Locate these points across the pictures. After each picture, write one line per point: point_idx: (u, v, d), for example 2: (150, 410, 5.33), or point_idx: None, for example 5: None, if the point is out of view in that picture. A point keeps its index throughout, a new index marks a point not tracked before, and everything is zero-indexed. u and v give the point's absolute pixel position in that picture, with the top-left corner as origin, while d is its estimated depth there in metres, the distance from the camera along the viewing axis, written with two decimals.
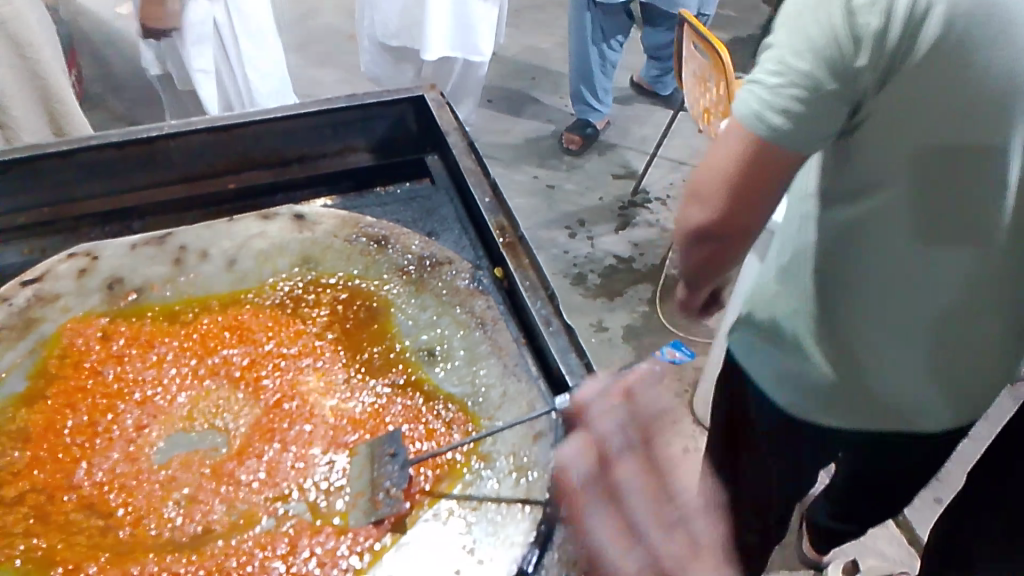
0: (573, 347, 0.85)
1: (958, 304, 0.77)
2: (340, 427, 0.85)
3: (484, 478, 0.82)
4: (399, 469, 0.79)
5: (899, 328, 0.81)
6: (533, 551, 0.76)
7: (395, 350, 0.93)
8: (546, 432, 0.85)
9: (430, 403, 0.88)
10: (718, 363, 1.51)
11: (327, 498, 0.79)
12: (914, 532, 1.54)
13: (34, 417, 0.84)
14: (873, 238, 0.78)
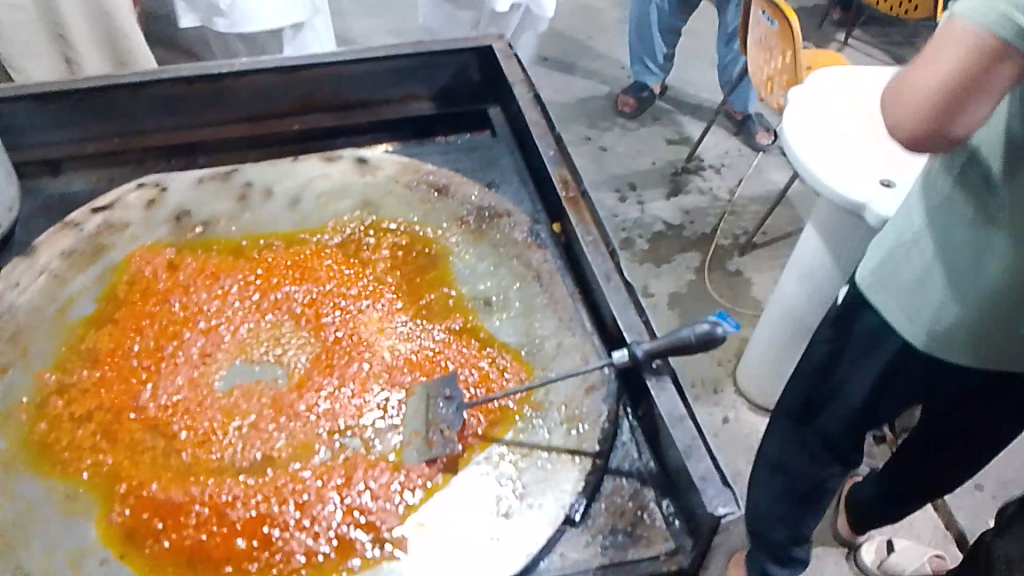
0: (634, 303, 0.85)
1: (1003, 297, 0.87)
2: (397, 367, 0.86)
3: (536, 427, 0.83)
4: (453, 412, 0.81)
5: (947, 313, 0.92)
6: (581, 501, 0.78)
7: (452, 297, 0.93)
8: (599, 385, 0.85)
9: (484, 350, 0.88)
10: (762, 334, 1.51)
11: (383, 435, 0.81)
12: (951, 516, 1.57)
13: (103, 339, 0.87)
14: (945, 220, 0.88)
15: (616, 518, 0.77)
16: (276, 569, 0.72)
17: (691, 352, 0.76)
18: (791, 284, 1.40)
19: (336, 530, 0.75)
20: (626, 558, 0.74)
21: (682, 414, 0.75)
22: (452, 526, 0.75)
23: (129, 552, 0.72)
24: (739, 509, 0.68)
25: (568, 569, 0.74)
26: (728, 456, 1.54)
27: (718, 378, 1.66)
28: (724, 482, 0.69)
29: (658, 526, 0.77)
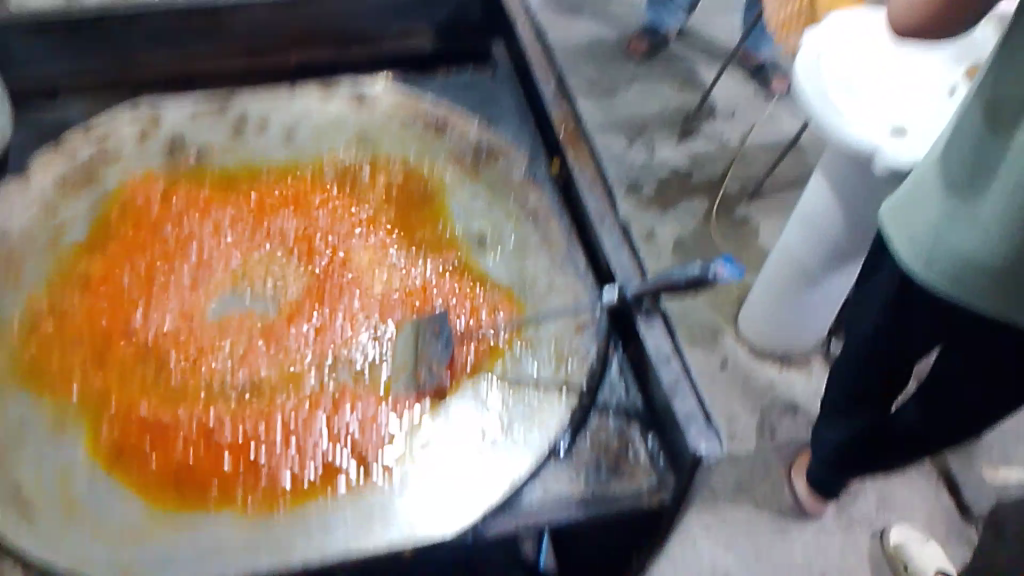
0: (627, 245, 0.84)
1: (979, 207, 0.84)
2: (388, 300, 0.86)
3: (524, 362, 0.83)
4: (443, 347, 0.82)
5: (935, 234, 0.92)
6: (566, 436, 0.78)
7: (446, 234, 0.92)
8: (589, 325, 0.85)
9: (476, 287, 0.88)
10: (767, 282, 1.50)
11: (373, 366, 0.81)
12: None
13: (95, 266, 0.87)
14: (947, 139, 0.90)
15: (601, 453, 0.77)
16: (262, 488, 0.74)
17: (680, 293, 0.75)
18: (795, 232, 1.39)
19: (323, 457, 0.76)
20: (608, 493, 0.75)
21: (669, 353, 0.74)
22: (436, 458, 0.76)
23: (117, 474, 0.74)
24: (721, 446, 0.68)
25: (551, 502, 0.74)
26: (724, 403, 1.54)
27: (717, 323, 1.64)
28: (706, 419, 0.70)
29: (642, 463, 0.77)
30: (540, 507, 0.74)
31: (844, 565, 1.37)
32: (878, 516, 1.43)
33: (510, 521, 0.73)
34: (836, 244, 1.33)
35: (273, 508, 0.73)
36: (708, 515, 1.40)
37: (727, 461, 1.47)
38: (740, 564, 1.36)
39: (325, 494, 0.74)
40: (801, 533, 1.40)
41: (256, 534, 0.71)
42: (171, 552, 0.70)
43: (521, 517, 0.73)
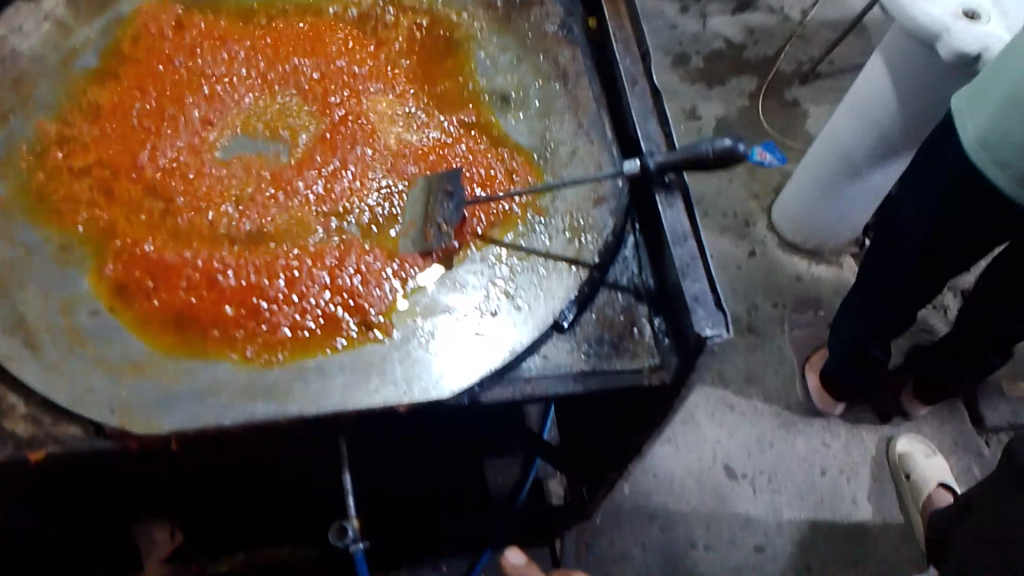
0: (656, 113, 0.79)
1: None
2: (401, 155, 0.83)
3: (536, 231, 0.80)
4: (453, 208, 0.78)
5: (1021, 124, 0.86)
6: (571, 309, 0.76)
7: (469, 88, 0.87)
8: (608, 197, 0.81)
9: (495, 148, 0.84)
10: (808, 170, 1.43)
11: (381, 223, 0.79)
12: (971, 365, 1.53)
13: (104, 94, 0.84)
14: None
15: (605, 329, 0.76)
16: (262, 338, 0.73)
17: (706, 168, 0.69)
18: (845, 117, 1.31)
19: (323, 308, 0.75)
20: (609, 369, 0.74)
21: (686, 233, 0.71)
22: (437, 320, 0.74)
23: (119, 306, 0.73)
24: (728, 333, 0.64)
25: (550, 372, 0.73)
26: (747, 291, 1.52)
27: (750, 211, 1.60)
28: (716, 304, 0.66)
29: (646, 342, 0.75)
30: (538, 376, 0.73)
31: (846, 461, 1.38)
32: (888, 417, 1.42)
33: (508, 388, 0.71)
34: (886, 135, 1.25)
35: (273, 356, 0.72)
36: (712, 395, 1.42)
37: (742, 349, 1.46)
38: (742, 450, 1.37)
39: (327, 350, 0.72)
40: (806, 426, 1.40)
41: (255, 378, 0.70)
42: (168, 393, 0.68)
43: (519, 383, 0.72)
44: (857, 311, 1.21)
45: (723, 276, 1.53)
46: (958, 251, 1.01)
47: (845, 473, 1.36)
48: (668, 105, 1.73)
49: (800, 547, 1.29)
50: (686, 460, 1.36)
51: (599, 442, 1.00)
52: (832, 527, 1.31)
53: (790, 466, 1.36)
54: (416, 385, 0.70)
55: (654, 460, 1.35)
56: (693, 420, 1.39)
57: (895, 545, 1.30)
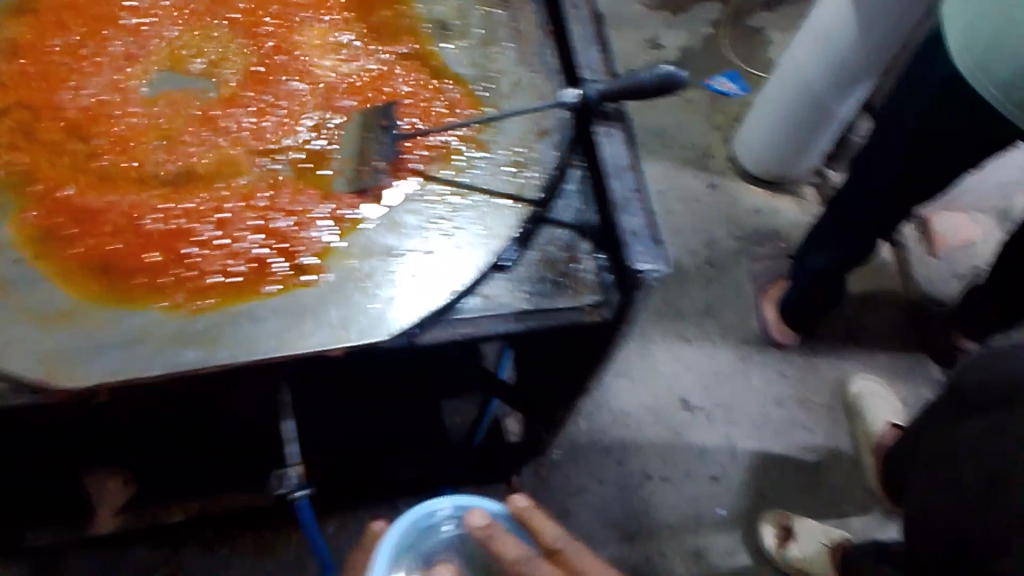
0: (597, 40, 0.79)
1: None
2: (337, 89, 0.80)
3: (478, 166, 0.77)
4: (389, 141, 0.77)
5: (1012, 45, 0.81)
6: (514, 248, 0.75)
7: (409, 19, 0.84)
8: (553, 130, 0.79)
9: (435, 80, 0.81)
10: (767, 101, 1.41)
11: (315, 160, 0.76)
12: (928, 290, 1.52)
13: (23, 29, 0.80)
14: None
15: (546, 268, 0.76)
16: (190, 285, 0.70)
17: (646, 98, 0.67)
18: (806, 44, 1.28)
19: (253, 252, 0.72)
20: (550, 307, 0.73)
21: (625, 165, 0.70)
22: (373, 261, 0.72)
23: (41, 252, 0.70)
24: (666, 268, 0.65)
25: (490, 312, 0.72)
26: (706, 225, 1.51)
27: (710, 144, 1.59)
28: (655, 240, 0.66)
29: (587, 280, 0.75)
30: (479, 316, 0.72)
31: (800, 392, 1.39)
32: (843, 348, 1.44)
33: (447, 329, 0.70)
34: (843, 65, 1.24)
35: (202, 302, 0.69)
36: (669, 329, 1.42)
37: (700, 284, 1.46)
38: (699, 384, 1.38)
39: (259, 296, 0.70)
40: (763, 358, 1.41)
41: (184, 325, 0.67)
42: (94, 343, 0.65)
43: (459, 325, 0.71)
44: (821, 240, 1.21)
45: (683, 210, 1.51)
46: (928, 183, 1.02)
47: (800, 404, 1.38)
48: (630, 35, 1.68)
49: (754, 476, 1.32)
50: (643, 395, 1.36)
51: (546, 377, 1.00)
52: (785, 456, 1.33)
53: (746, 398, 1.38)
54: (352, 327, 0.68)
55: (612, 396, 1.36)
56: (650, 354, 1.40)
57: (847, 472, 1.33)
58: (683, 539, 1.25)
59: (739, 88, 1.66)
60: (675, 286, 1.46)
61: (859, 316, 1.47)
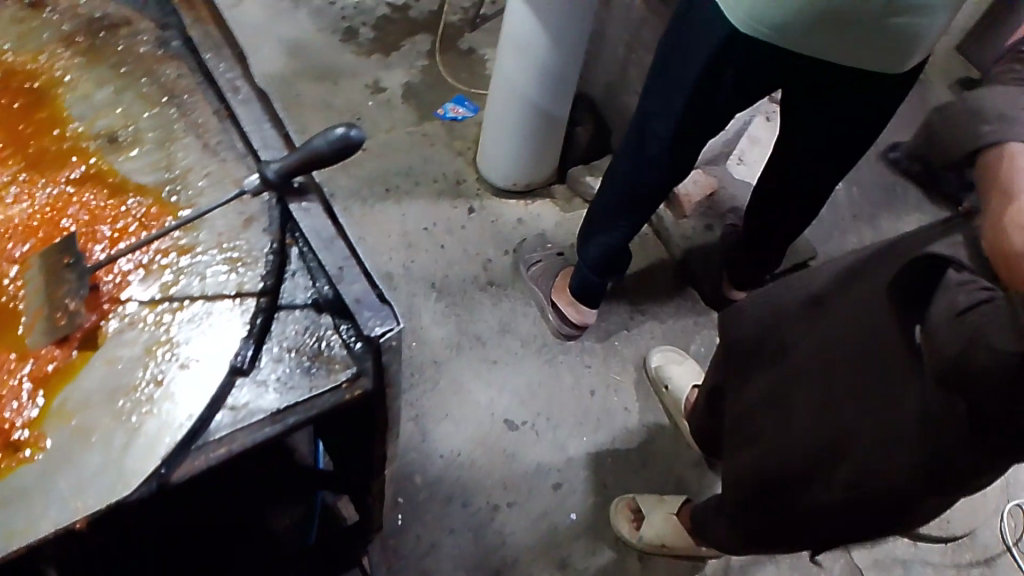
0: (270, 116, 0.80)
1: None
2: (8, 237, 0.74)
3: (189, 274, 0.73)
4: (78, 279, 0.70)
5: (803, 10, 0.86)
6: (249, 347, 0.69)
7: (68, 138, 0.79)
8: (258, 216, 0.76)
9: (117, 198, 0.76)
10: (495, 118, 1.45)
11: (1, 322, 0.69)
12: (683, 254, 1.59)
13: None
14: None
15: (293, 356, 0.70)
16: None
17: (329, 164, 0.68)
18: (510, 58, 1.34)
19: None
20: (306, 397, 0.68)
21: (331, 234, 0.72)
22: (93, 411, 0.65)
23: None
24: (398, 324, 0.66)
25: (243, 422, 0.65)
26: (476, 246, 1.53)
27: (459, 169, 1.62)
28: (381, 300, 0.67)
29: (337, 355, 0.70)
30: (232, 431, 0.65)
31: (607, 375, 1.43)
32: (632, 323, 1.50)
33: (197, 457, 0.63)
34: (550, 68, 1.33)
35: None
36: (473, 357, 1.41)
37: (489, 304, 1.47)
38: (515, 399, 1.38)
39: None
40: (566, 355, 1.44)
41: None
42: None
43: (211, 448, 0.63)
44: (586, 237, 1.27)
45: (451, 240, 1.53)
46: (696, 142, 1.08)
47: (610, 387, 1.42)
48: (350, 85, 1.70)
49: (592, 469, 1.34)
50: (468, 430, 1.34)
51: (343, 451, 0.97)
52: (614, 443, 1.37)
53: (563, 398, 1.40)
54: (88, 494, 0.60)
55: (436, 441, 1.32)
56: (462, 388, 1.38)
57: (670, 436, 1.39)
58: (545, 554, 1.25)
59: (470, 109, 1.72)
60: (466, 312, 1.45)
61: (636, 291, 1.54)
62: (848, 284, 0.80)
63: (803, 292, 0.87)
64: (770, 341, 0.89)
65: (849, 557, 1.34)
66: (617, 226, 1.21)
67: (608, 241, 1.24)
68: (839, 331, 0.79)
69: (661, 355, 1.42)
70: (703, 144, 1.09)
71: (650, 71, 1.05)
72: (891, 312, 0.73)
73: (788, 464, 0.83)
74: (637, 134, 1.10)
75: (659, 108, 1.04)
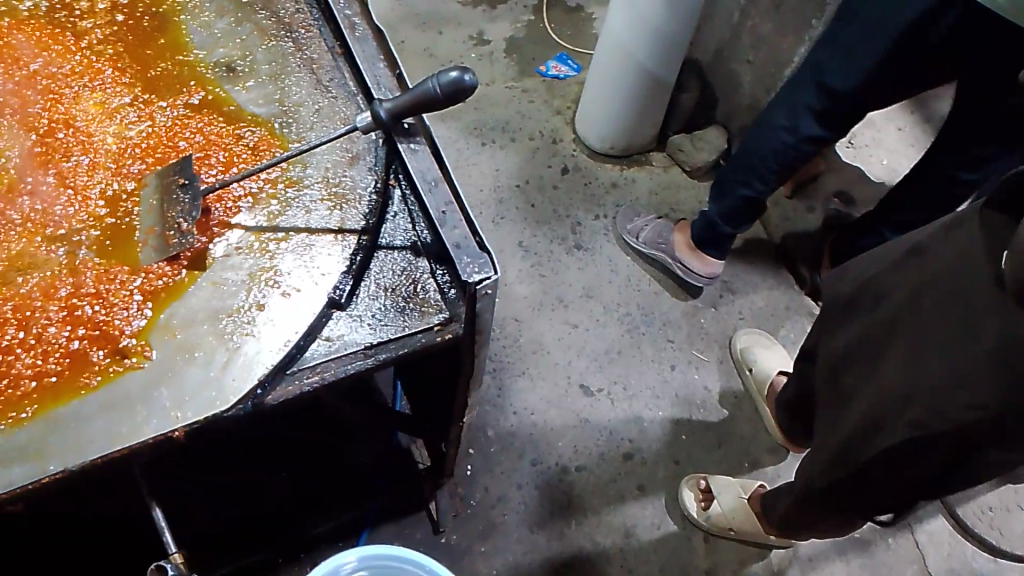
0: (383, 55, 0.79)
1: None
2: (125, 155, 0.76)
3: (293, 206, 0.74)
4: (191, 200, 0.72)
5: None
6: (347, 282, 0.71)
7: (187, 65, 0.81)
8: (363, 155, 0.77)
9: (231, 126, 0.78)
10: (599, 75, 1.43)
11: (114, 235, 0.72)
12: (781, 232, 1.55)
13: None
14: None
15: (387, 296, 0.71)
16: (5, 396, 0.64)
17: (438, 107, 0.68)
18: (619, 21, 1.32)
19: (66, 346, 0.67)
20: (398, 335, 0.69)
21: (436, 178, 0.72)
22: (197, 328, 0.67)
23: None
24: (495, 273, 0.65)
25: (337, 354, 0.68)
26: (568, 208, 1.52)
27: (556, 128, 1.61)
28: (479, 248, 0.67)
29: (430, 298, 0.71)
30: (325, 361, 0.67)
31: (691, 352, 1.41)
32: (721, 301, 1.47)
33: (292, 382, 0.65)
34: (662, 29, 1.29)
35: (20, 413, 0.63)
36: (554, 317, 1.41)
37: (576, 268, 1.46)
38: (594, 364, 1.38)
39: (81, 393, 0.64)
40: (649, 327, 1.42)
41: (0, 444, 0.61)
42: None
43: (305, 375, 0.66)
44: (722, 188, 1.31)
45: (542, 200, 1.52)
46: (859, 104, 1.10)
47: (692, 363, 1.40)
48: (454, 34, 1.70)
49: (667, 442, 1.32)
50: (544, 389, 1.34)
51: (427, 390, 0.98)
52: (692, 419, 1.35)
53: (643, 370, 1.38)
54: (187, 405, 0.63)
55: (512, 397, 1.33)
56: (542, 348, 1.38)
57: (749, 419, 1.36)
58: (610, 521, 1.25)
59: (573, 68, 1.69)
60: (552, 273, 1.45)
61: (733, 269, 1.51)
62: (943, 231, 0.78)
63: (896, 253, 0.83)
64: (864, 315, 0.85)
65: (924, 566, 1.28)
66: (764, 177, 1.24)
67: (749, 194, 1.26)
68: (928, 289, 0.76)
69: (746, 338, 1.39)
70: (862, 108, 1.12)
71: (835, 23, 1.08)
72: (985, 250, 0.72)
73: (871, 457, 0.80)
74: (807, 86, 1.13)
75: (835, 65, 1.08)
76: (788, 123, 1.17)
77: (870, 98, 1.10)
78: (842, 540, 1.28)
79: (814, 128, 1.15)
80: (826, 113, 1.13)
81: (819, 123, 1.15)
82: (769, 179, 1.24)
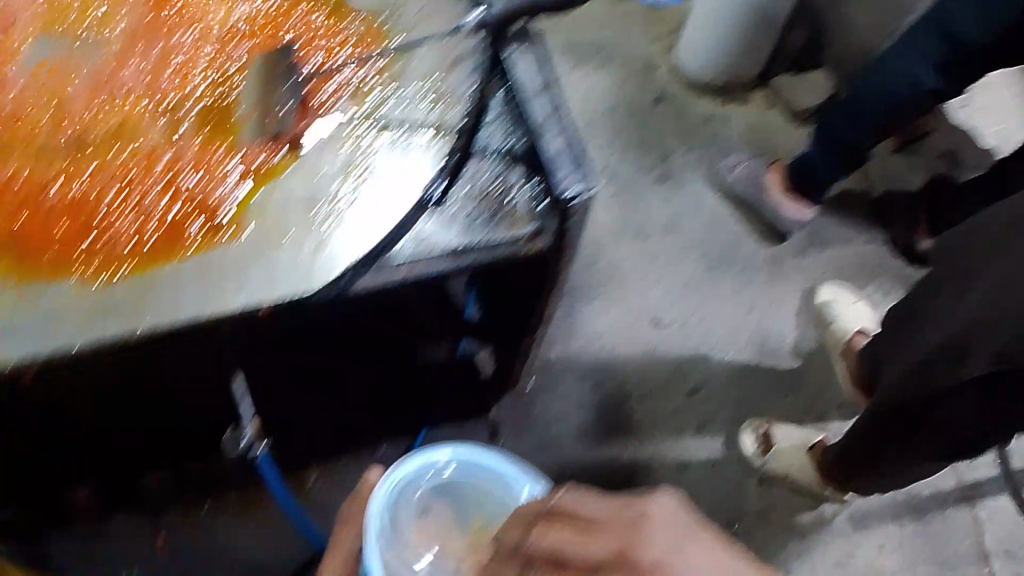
0: None
1: None
2: (231, 36, 0.77)
3: (394, 98, 0.74)
4: (291, 88, 0.73)
5: None
6: (441, 181, 0.71)
7: None
8: (465, 58, 0.75)
9: (336, 19, 0.78)
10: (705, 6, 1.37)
11: (218, 110, 0.73)
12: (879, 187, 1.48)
13: None
14: None
15: (478, 201, 0.72)
16: (102, 255, 0.66)
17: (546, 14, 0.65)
18: None
19: (163, 216, 0.68)
20: (486, 239, 0.70)
21: (539, 87, 0.73)
22: (290, 213, 0.68)
23: None
24: (591, 188, 0.69)
25: (425, 252, 0.69)
26: (659, 137, 1.48)
27: (655, 55, 1.56)
28: (578, 162, 0.70)
29: (520, 207, 0.72)
30: (413, 257, 0.68)
31: (769, 297, 1.38)
32: (807, 250, 1.42)
33: (381, 274, 0.67)
34: None
35: (114, 274, 0.65)
36: (632, 247, 1.39)
37: (660, 199, 1.43)
38: (666, 298, 1.36)
39: (174, 262, 0.66)
40: (728, 268, 1.39)
41: (97, 302, 0.64)
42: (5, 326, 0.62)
43: (395, 269, 0.67)
44: (823, 133, 1.28)
45: (633, 126, 1.48)
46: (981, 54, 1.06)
47: (769, 308, 1.37)
48: None
49: (732, 384, 1.31)
50: (613, 316, 1.34)
51: (501, 299, 0.99)
52: (760, 365, 1.33)
53: (717, 310, 1.36)
54: (275, 286, 0.64)
55: (581, 321, 1.33)
56: (616, 276, 1.37)
57: (820, 372, 1.34)
58: (666, 453, 1.25)
59: None
60: (635, 202, 1.42)
61: (826, 220, 1.45)
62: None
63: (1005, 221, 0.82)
64: (963, 277, 0.86)
65: (980, 541, 1.25)
66: (869, 127, 1.20)
67: (851, 142, 1.23)
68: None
69: (830, 289, 1.34)
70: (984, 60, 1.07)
71: None
72: None
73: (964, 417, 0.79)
74: (926, 31, 1.08)
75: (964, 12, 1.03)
76: (899, 71, 1.12)
77: (994, 49, 1.05)
78: (898, 503, 1.26)
79: (932, 76, 1.10)
80: (945, 66, 1.09)
81: (936, 73, 1.10)
82: (873, 129, 1.20)
